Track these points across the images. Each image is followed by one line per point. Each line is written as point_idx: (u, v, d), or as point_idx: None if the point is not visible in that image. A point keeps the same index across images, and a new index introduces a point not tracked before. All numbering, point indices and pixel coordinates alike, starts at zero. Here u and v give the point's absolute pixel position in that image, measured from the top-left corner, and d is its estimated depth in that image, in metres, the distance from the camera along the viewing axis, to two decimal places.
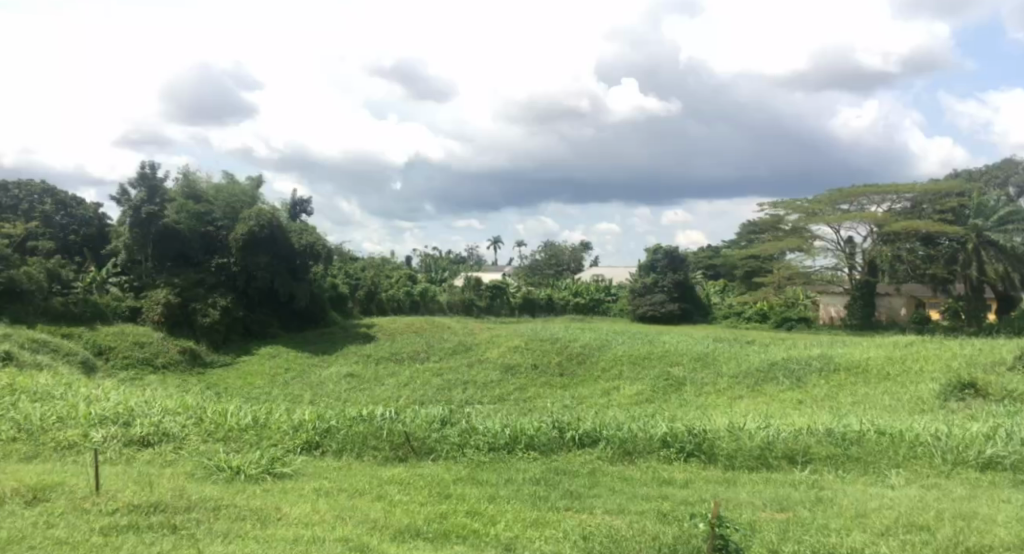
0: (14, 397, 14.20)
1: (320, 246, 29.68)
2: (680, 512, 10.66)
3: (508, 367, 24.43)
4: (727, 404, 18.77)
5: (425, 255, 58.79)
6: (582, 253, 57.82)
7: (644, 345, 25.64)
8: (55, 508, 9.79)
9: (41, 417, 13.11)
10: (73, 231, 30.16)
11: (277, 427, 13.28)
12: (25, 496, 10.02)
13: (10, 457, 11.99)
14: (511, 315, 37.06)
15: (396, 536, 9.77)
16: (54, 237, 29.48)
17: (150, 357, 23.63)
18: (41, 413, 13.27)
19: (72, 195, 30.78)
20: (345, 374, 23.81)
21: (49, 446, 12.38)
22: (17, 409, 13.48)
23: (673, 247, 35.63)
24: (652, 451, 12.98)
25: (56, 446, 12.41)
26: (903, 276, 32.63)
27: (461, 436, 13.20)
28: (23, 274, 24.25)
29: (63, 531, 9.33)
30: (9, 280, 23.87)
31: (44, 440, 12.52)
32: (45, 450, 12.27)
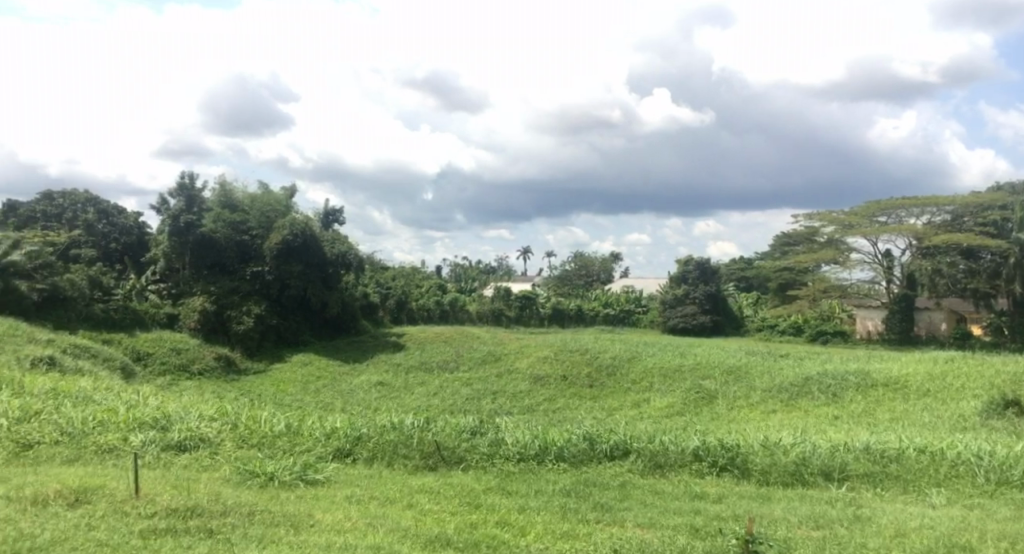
0: (58, 401, 14.34)
1: (352, 255, 29.74)
2: (713, 528, 10.54)
3: (538, 378, 24.41)
4: (760, 418, 18.61)
5: (453, 264, 58.89)
6: (613, 263, 57.71)
7: (675, 357, 25.48)
8: (97, 510, 9.84)
9: (83, 421, 13.23)
10: (114, 239, 30.35)
11: (310, 435, 13.30)
12: (68, 498, 10.08)
13: (53, 460, 12.09)
14: (540, 325, 37.20)
15: (427, 544, 9.73)
16: (96, 244, 29.77)
17: (186, 364, 23.80)
18: (82, 417, 13.38)
19: (114, 204, 31.10)
20: (376, 382, 23.88)
21: (89, 449, 12.47)
22: (60, 412, 13.60)
23: (704, 258, 35.08)
24: (683, 465, 12.90)
25: (96, 450, 12.49)
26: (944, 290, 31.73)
27: (491, 446, 13.20)
28: (66, 281, 24.61)
29: (105, 534, 9.36)
30: (53, 288, 24.25)
31: (85, 444, 12.60)
32: (87, 453, 12.37)
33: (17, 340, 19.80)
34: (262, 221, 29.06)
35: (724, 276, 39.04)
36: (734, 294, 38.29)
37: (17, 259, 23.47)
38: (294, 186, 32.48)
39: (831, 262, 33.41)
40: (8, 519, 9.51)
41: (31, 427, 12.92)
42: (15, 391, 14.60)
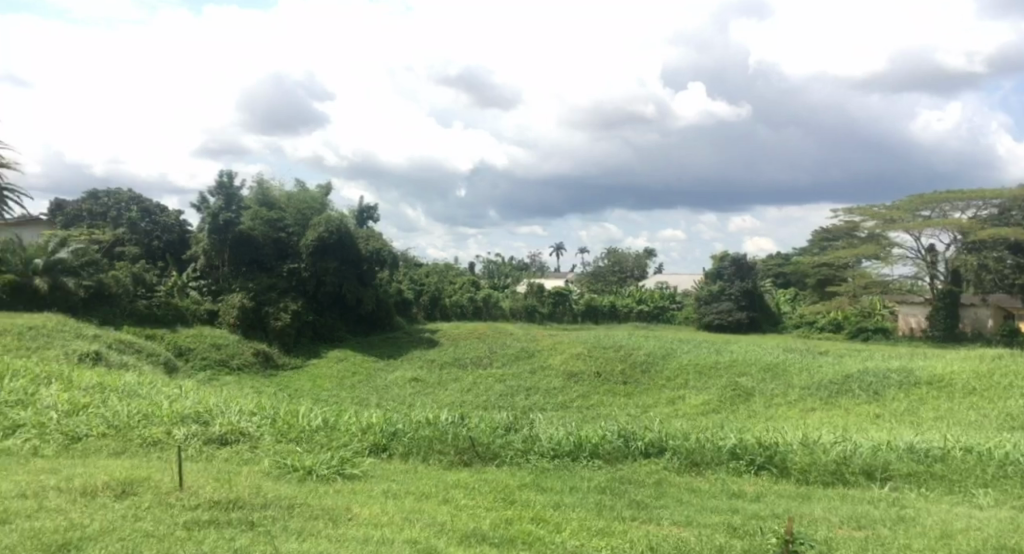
0: (104, 394, 14.44)
1: (386, 251, 29.69)
2: (752, 526, 10.36)
3: (571, 375, 24.28)
4: (799, 417, 18.37)
5: (487, 261, 58.86)
6: (647, 260, 57.44)
7: (712, 354, 25.24)
8: (143, 502, 9.83)
9: (128, 415, 13.30)
10: (156, 237, 30.40)
11: (347, 429, 13.27)
12: (115, 489, 10.10)
13: (100, 452, 12.14)
14: (573, 322, 37.08)
15: (463, 539, 9.64)
16: (139, 243, 29.95)
17: (226, 359, 23.89)
18: (128, 411, 13.46)
19: (156, 202, 31.34)
20: (410, 377, 23.86)
21: (135, 442, 12.51)
22: (106, 406, 13.69)
23: (740, 253, 34.68)
24: (721, 463, 12.72)
25: (142, 442, 12.52)
26: (990, 286, 31.35)
27: (525, 441, 13.09)
28: (112, 278, 25.00)
29: (150, 524, 9.30)
30: (98, 284, 24.60)
31: (131, 437, 12.65)
32: (133, 445, 12.41)
33: (62, 334, 19.99)
34: (299, 220, 29.23)
35: (761, 272, 38.66)
36: (771, 290, 37.86)
37: (63, 256, 23.89)
38: (330, 183, 32.57)
39: (872, 257, 32.95)
40: (58, 509, 9.52)
41: (79, 421, 13.01)
42: (62, 384, 14.73)
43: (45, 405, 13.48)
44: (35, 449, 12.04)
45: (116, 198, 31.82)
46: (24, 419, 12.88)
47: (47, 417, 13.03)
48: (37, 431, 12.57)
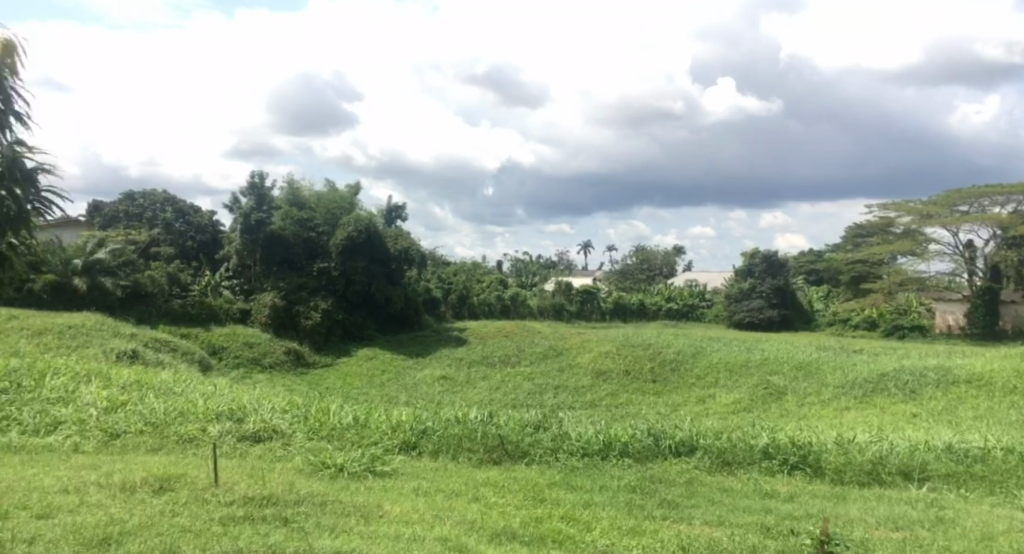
0: (141, 392, 14.48)
1: (414, 251, 29.66)
2: (785, 527, 10.16)
3: (600, 373, 24.10)
4: (833, 416, 18.10)
5: (514, 260, 58.68)
6: (676, 258, 57.08)
7: (743, 352, 24.96)
8: (179, 498, 9.78)
9: (165, 412, 13.33)
10: (191, 237, 30.54)
11: (377, 428, 13.19)
12: (153, 485, 10.07)
13: (138, 449, 12.12)
14: (601, 320, 36.89)
15: (493, 537, 9.51)
16: (174, 243, 30.12)
17: (258, 357, 23.92)
18: (164, 408, 13.49)
19: (190, 203, 31.50)
20: (439, 376, 23.78)
21: (171, 439, 12.51)
22: (143, 403, 13.72)
23: (771, 251, 34.25)
24: (753, 462, 12.54)
25: (178, 439, 12.51)
26: None
27: (555, 440, 12.95)
28: (147, 278, 25.48)
29: (187, 520, 9.18)
30: (134, 284, 25.17)
31: (167, 434, 12.65)
32: (169, 442, 12.41)
33: (99, 333, 20.07)
34: (329, 219, 29.23)
35: (793, 269, 38.24)
36: (804, 288, 37.43)
37: (101, 256, 24.72)
38: (359, 183, 32.61)
39: (907, 253, 32.56)
40: (98, 504, 9.44)
41: (117, 418, 13.04)
42: (100, 382, 14.79)
43: (84, 403, 13.53)
44: (75, 445, 12.05)
45: (150, 198, 32.09)
46: (64, 416, 12.94)
47: (87, 414, 13.08)
48: (77, 428, 12.61)
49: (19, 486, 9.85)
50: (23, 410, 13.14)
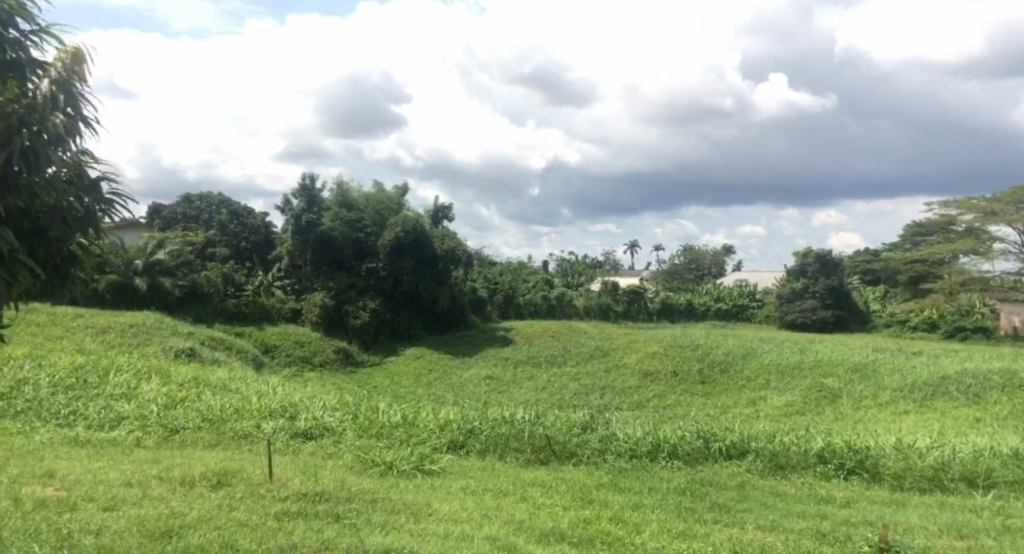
0: (198, 389, 14.48)
1: (461, 251, 29.50)
2: (842, 533, 9.78)
3: (648, 374, 23.74)
4: (891, 420, 17.61)
5: (560, 259, 58.32)
6: (725, 258, 56.37)
7: (796, 354, 24.48)
8: (236, 493, 9.65)
9: (221, 409, 13.32)
10: (245, 238, 30.79)
11: (425, 426, 13.03)
12: (211, 480, 9.99)
13: (196, 444, 12.07)
14: (649, 320, 36.45)
15: (541, 538, 9.21)
16: (228, 244, 30.36)
17: (309, 355, 23.92)
18: (220, 405, 13.49)
19: (244, 206, 31.75)
20: (485, 375, 23.59)
21: (227, 435, 12.48)
22: (200, 400, 13.72)
23: (824, 250, 33.77)
24: (808, 467, 12.19)
25: (233, 436, 12.48)
26: None
27: (603, 441, 12.70)
28: (203, 278, 25.66)
29: (243, 514, 8.96)
30: (192, 284, 25.25)
31: (223, 430, 12.63)
32: (225, 438, 12.36)
33: (158, 331, 20.10)
34: (377, 220, 29.25)
35: (849, 269, 37.45)
36: (859, 288, 36.66)
37: (161, 257, 24.85)
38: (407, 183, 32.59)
39: (970, 252, 32.04)
40: (160, 498, 9.31)
41: (177, 414, 13.03)
42: (160, 379, 14.81)
43: (145, 399, 13.53)
44: (137, 440, 12.01)
45: (206, 200, 32.43)
46: (127, 412, 12.94)
47: (148, 410, 13.08)
48: (138, 423, 12.60)
49: (85, 478, 9.80)
50: (87, 405, 13.16)
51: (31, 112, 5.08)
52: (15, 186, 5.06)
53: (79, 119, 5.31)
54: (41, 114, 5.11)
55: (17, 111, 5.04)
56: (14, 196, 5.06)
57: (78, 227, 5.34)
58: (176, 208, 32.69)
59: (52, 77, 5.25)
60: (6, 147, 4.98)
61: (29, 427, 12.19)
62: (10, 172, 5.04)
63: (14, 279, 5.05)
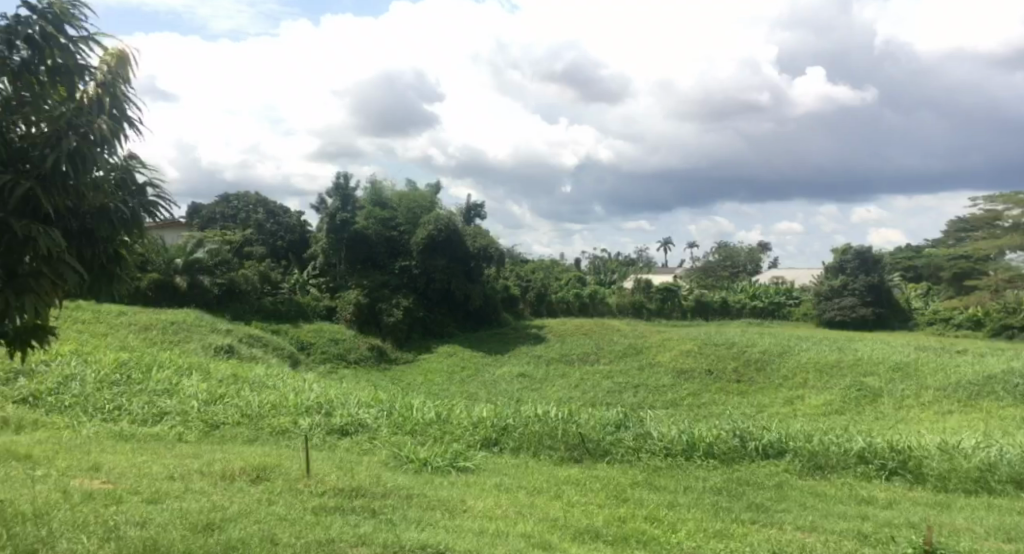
0: (237, 385, 14.45)
1: (494, 249, 29.35)
2: (883, 534, 9.51)
3: (682, 372, 23.45)
4: (934, 420, 17.23)
5: (592, 257, 57.98)
6: (761, 256, 55.75)
7: (834, 352, 24.11)
8: (275, 487, 9.58)
9: (259, 405, 13.29)
10: (281, 237, 31.01)
11: (459, 423, 12.91)
12: (250, 474, 9.92)
13: (236, 439, 12.02)
14: (683, 318, 35.97)
15: (576, 536, 9.03)
16: (264, 242, 30.46)
17: (343, 353, 23.91)
18: (259, 401, 13.46)
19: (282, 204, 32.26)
20: (517, 373, 23.43)
21: (265, 431, 12.42)
22: (239, 396, 13.69)
23: (864, 248, 33.72)
24: (848, 467, 11.93)
25: (271, 431, 12.42)
26: None
27: (637, 440, 12.50)
28: (241, 276, 25.72)
29: (282, 508, 8.86)
30: (230, 282, 25.32)
31: (262, 425, 12.58)
32: (263, 434, 12.30)
33: (199, 329, 20.15)
34: (410, 218, 29.23)
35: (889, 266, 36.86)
36: (900, 284, 36.07)
37: (201, 256, 24.95)
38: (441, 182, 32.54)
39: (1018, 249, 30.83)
40: (202, 491, 9.24)
41: (217, 409, 12.99)
42: (200, 375, 14.79)
43: (186, 394, 13.51)
44: (179, 435, 11.97)
45: (244, 200, 32.57)
46: (168, 407, 12.93)
47: (190, 405, 13.06)
48: (180, 419, 12.57)
49: (129, 472, 9.78)
50: (130, 400, 13.16)
51: (78, 117, 5.58)
52: (63, 186, 5.53)
53: (124, 120, 5.73)
54: (88, 118, 5.60)
55: (66, 116, 5.53)
56: (63, 196, 5.53)
57: (123, 227, 5.71)
58: (214, 208, 32.87)
59: (98, 81, 5.69)
60: (56, 151, 5.47)
61: (75, 422, 12.21)
62: (59, 174, 5.48)
63: (60, 274, 5.51)
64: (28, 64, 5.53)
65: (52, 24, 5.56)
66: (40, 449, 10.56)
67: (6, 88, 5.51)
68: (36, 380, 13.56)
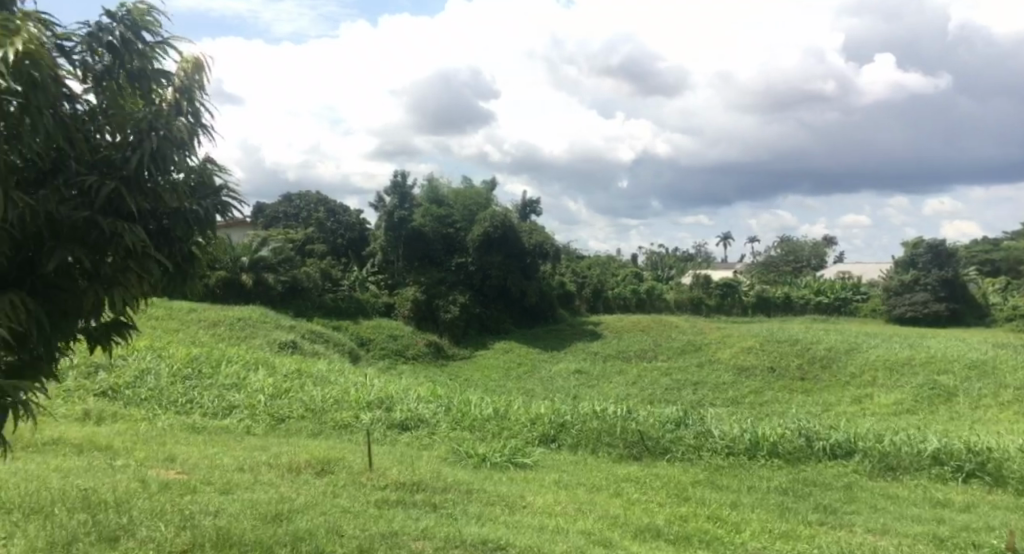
0: (301, 380, 14.28)
1: (550, 245, 28.93)
2: (962, 539, 8.94)
3: (744, 370, 22.86)
4: (1014, 421, 16.49)
5: (649, 252, 57.34)
6: (825, 250, 54.53)
7: (904, 350, 23.33)
8: (339, 480, 9.31)
9: (322, 399, 13.08)
10: (341, 235, 30.91)
11: (517, 419, 12.57)
12: (314, 468, 9.68)
13: (301, 432, 11.80)
14: (743, 314, 35.17)
15: (637, 534, 8.62)
16: (325, 240, 30.45)
17: (401, 349, 23.72)
18: (322, 396, 13.24)
19: (342, 204, 32.21)
20: (574, 370, 23.02)
21: (328, 425, 12.19)
22: (302, 391, 13.50)
23: (937, 242, 32.74)
24: (922, 468, 11.34)
25: (334, 426, 12.19)
26: None
27: (698, 438, 12.03)
28: (303, 273, 25.62)
29: (346, 501, 8.58)
30: (293, 280, 25.27)
31: (325, 419, 12.36)
32: (327, 428, 12.07)
33: (265, 325, 20.08)
34: (466, 215, 28.94)
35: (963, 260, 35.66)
36: (976, 279, 34.89)
37: (266, 254, 25.04)
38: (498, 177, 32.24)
39: None
40: (270, 483, 8.99)
41: (281, 404, 12.79)
42: (266, 370, 14.64)
43: (254, 388, 13.34)
44: (247, 427, 11.80)
45: (307, 199, 32.68)
46: (237, 401, 12.77)
47: (257, 399, 12.88)
48: (248, 412, 12.39)
49: (202, 463, 9.59)
50: (202, 394, 13.04)
51: (159, 118, 4.75)
52: (144, 188, 4.71)
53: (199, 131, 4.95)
54: (167, 119, 4.77)
55: (146, 117, 4.72)
56: (143, 197, 4.71)
57: (198, 227, 4.90)
58: (277, 207, 32.97)
59: (176, 86, 4.94)
60: (137, 152, 4.67)
61: (151, 414, 12.11)
62: (138, 176, 4.69)
63: (147, 269, 4.73)
64: (109, 72, 4.81)
65: (131, 30, 4.85)
66: (119, 440, 10.43)
67: (90, 100, 4.76)
68: (113, 373, 13.48)
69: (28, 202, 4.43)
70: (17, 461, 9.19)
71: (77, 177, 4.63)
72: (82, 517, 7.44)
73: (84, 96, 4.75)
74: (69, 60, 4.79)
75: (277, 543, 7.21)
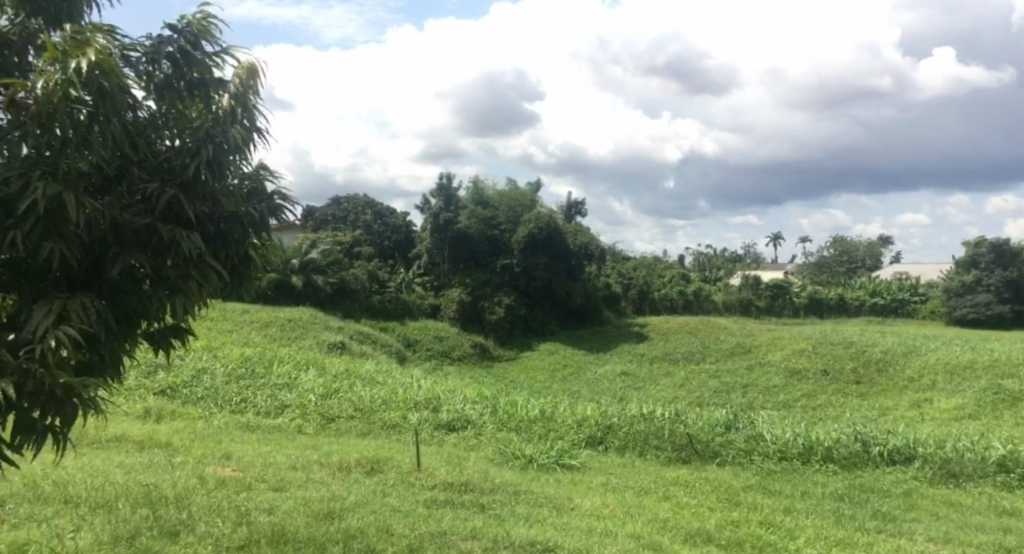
0: (349, 381, 14.08)
1: (595, 247, 28.39)
2: None
3: (796, 372, 22.29)
4: None
5: (698, 252, 56.60)
6: (881, 251, 53.37)
7: (966, 353, 22.58)
8: (388, 479, 9.05)
9: (371, 400, 12.85)
10: (388, 237, 30.80)
11: (563, 421, 12.24)
12: (364, 466, 9.44)
13: (350, 432, 11.57)
14: (794, 316, 34.43)
15: (688, 538, 8.24)
16: (372, 242, 30.35)
17: (447, 350, 23.49)
18: (370, 396, 13.02)
19: (389, 207, 32.10)
20: (620, 372, 22.60)
21: (377, 425, 11.95)
22: (350, 391, 13.29)
23: (1000, 240, 31.83)
24: (986, 476, 10.79)
25: (382, 426, 11.96)
26: None
27: (749, 442, 11.61)
28: (351, 275, 25.51)
29: (396, 500, 8.30)
30: (341, 281, 25.16)
31: (374, 419, 12.12)
32: (375, 428, 11.83)
33: (314, 326, 19.94)
34: (512, 216, 28.46)
35: None
36: None
37: (315, 256, 24.98)
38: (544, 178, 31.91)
39: None
40: (321, 481, 8.75)
41: (331, 403, 12.58)
42: (316, 370, 14.47)
43: (304, 388, 13.16)
44: (299, 426, 11.60)
45: (355, 203, 32.67)
46: (289, 400, 12.59)
47: (309, 399, 12.69)
48: (299, 412, 12.20)
49: (257, 461, 9.39)
50: (255, 393, 12.88)
51: (216, 126, 4.52)
52: (202, 192, 4.48)
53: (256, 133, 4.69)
54: (223, 126, 4.52)
55: (203, 126, 4.49)
56: (202, 202, 4.47)
57: (254, 231, 4.64)
58: (326, 210, 32.98)
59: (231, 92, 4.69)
60: (195, 159, 4.42)
61: (207, 412, 11.96)
62: (197, 182, 4.46)
63: (207, 276, 4.47)
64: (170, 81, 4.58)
65: (190, 41, 4.63)
66: (177, 437, 10.27)
67: (152, 108, 4.54)
68: (171, 373, 13.37)
69: (96, 207, 4.19)
70: (80, 457, 9.06)
71: (140, 185, 4.39)
72: (144, 511, 7.24)
73: (145, 102, 4.53)
74: (130, 70, 4.56)
75: (328, 541, 6.93)
